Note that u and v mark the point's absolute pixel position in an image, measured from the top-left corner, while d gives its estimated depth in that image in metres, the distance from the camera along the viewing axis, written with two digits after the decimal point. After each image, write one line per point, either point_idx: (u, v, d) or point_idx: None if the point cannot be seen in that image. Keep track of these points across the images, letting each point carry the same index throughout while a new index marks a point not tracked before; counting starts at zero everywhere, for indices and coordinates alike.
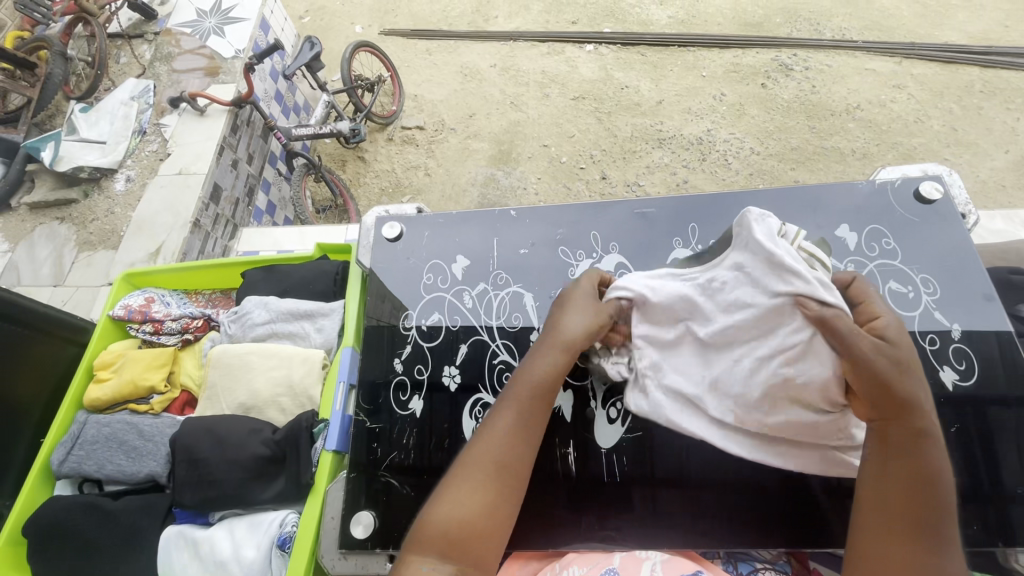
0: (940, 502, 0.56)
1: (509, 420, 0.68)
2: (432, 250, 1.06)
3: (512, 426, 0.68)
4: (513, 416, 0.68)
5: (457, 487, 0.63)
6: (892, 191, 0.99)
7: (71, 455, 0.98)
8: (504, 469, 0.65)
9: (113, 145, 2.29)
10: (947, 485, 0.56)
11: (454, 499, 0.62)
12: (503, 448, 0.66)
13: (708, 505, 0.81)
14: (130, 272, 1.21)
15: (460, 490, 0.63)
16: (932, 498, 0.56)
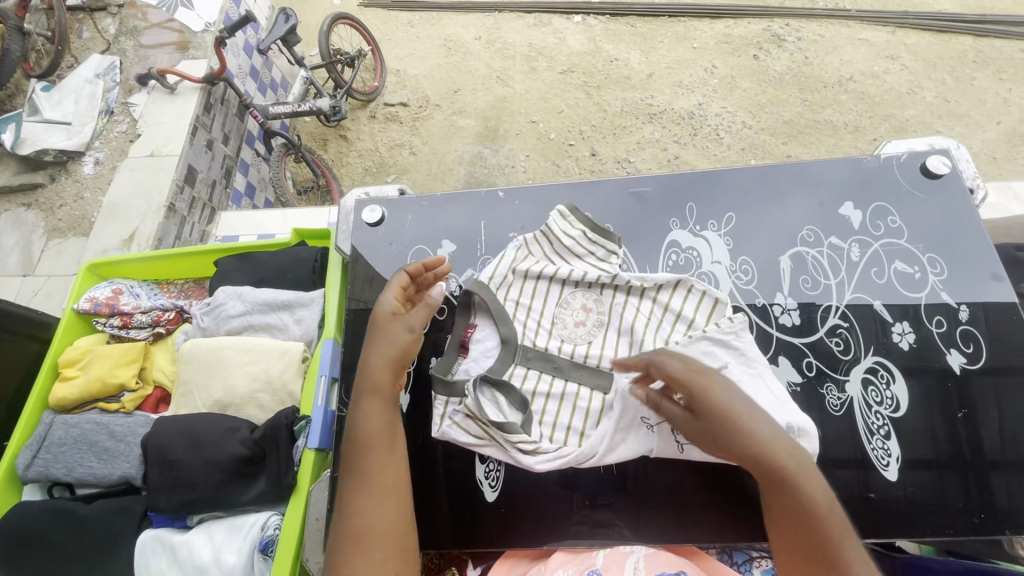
0: (827, 531, 0.54)
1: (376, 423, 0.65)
2: (417, 234, 1.00)
3: (384, 425, 0.66)
4: (383, 412, 0.66)
5: (359, 497, 0.61)
6: (898, 165, 0.95)
7: (37, 459, 0.93)
8: (396, 469, 0.64)
9: (79, 126, 2.17)
10: (828, 512, 0.55)
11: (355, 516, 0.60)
12: (387, 448, 0.65)
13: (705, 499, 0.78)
14: (95, 261, 1.13)
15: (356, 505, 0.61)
16: (818, 530, 0.54)
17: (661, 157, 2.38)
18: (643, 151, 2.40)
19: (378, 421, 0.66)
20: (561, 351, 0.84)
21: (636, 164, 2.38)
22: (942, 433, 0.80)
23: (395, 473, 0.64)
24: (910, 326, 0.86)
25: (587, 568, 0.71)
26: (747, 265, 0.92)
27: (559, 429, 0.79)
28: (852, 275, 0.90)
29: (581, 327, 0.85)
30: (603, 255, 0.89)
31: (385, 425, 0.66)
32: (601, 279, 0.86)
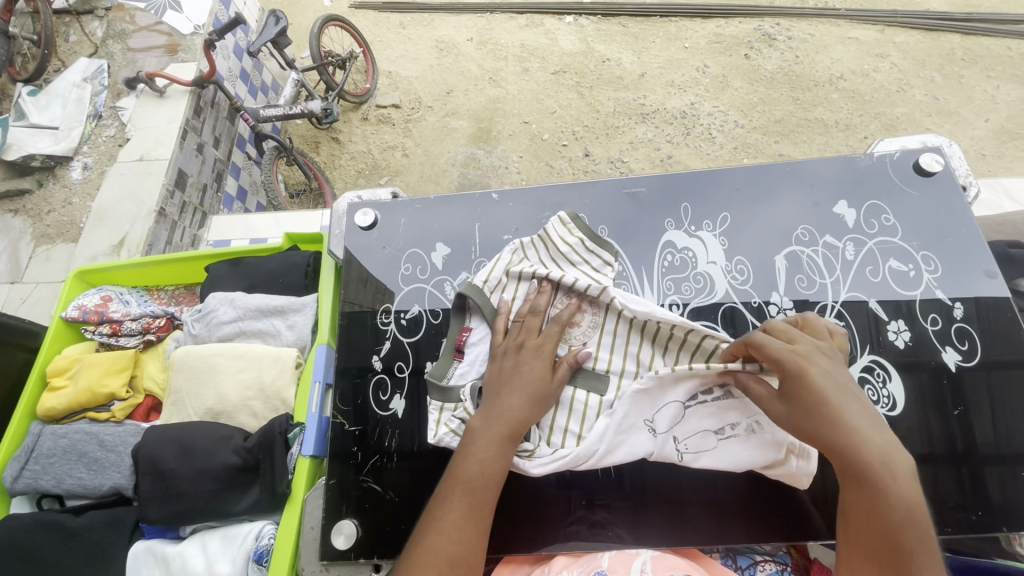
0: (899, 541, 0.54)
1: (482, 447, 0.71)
2: (410, 237, 0.99)
3: (491, 453, 0.71)
4: (495, 441, 0.71)
5: (439, 512, 0.67)
6: (892, 164, 0.95)
7: (26, 471, 0.91)
8: (488, 496, 0.68)
9: (67, 131, 2.14)
10: (907, 522, 0.55)
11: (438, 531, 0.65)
12: (488, 476, 0.69)
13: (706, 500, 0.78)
14: (83, 269, 1.12)
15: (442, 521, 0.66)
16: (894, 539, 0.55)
17: (654, 157, 2.39)
18: (636, 150, 2.41)
19: (487, 444, 0.71)
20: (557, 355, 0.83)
21: (629, 164, 2.38)
22: (939, 432, 0.80)
23: (487, 500, 0.68)
24: (905, 324, 0.86)
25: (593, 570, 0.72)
26: (742, 265, 0.91)
27: (557, 432, 0.78)
28: (847, 274, 0.90)
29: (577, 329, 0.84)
30: (598, 265, 0.87)
31: (497, 457, 0.71)
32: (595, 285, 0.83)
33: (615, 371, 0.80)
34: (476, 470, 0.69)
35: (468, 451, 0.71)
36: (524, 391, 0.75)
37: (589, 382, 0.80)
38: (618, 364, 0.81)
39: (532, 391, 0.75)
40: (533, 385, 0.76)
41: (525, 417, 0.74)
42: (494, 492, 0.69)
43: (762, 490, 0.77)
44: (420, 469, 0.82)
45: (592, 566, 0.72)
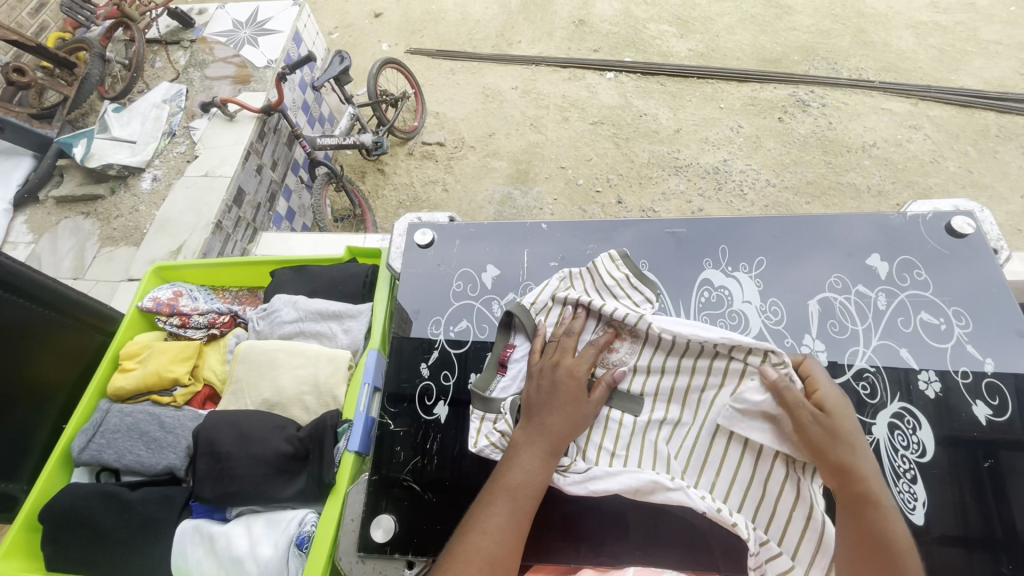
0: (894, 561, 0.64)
1: (529, 453, 0.76)
2: (463, 258, 1.07)
3: (536, 465, 0.75)
4: (539, 454, 0.76)
5: (485, 515, 0.71)
6: (924, 223, 1.00)
7: (91, 443, 0.99)
8: (530, 504, 0.72)
9: (144, 145, 2.34)
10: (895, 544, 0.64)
11: (483, 528, 0.69)
12: (532, 486, 0.73)
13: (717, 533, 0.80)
14: (160, 265, 1.23)
15: (489, 518, 0.70)
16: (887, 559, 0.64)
17: (685, 208, 2.47)
18: (668, 201, 2.49)
19: (532, 457, 0.76)
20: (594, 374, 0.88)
21: (660, 214, 2.47)
22: (968, 483, 0.81)
23: (528, 508, 0.72)
24: (936, 375, 0.88)
25: None
26: (776, 306, 0.96)
27: (591, 447, 0.82)
28: (879, 323, 0.94)
29: (614, 352, 0.89)
30: (639, 301, 0.92)
31: (541, 468, 0.75)
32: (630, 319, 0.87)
33: (647, 394, 0.85)
34: (520, 480, 0.74)
35: (514, 461, 0.75)
36: (561, 407, 0.79)
37: (624, 403, 0.85)
38: (652, 387, 0.85)
39: (571, 410, 0.79)
40: (574, 397, 0.80)
41: (565, 433, 0.78)
42: (536, 502, 0.73)
43: None
44: (458, 473, 0.87)
45: None
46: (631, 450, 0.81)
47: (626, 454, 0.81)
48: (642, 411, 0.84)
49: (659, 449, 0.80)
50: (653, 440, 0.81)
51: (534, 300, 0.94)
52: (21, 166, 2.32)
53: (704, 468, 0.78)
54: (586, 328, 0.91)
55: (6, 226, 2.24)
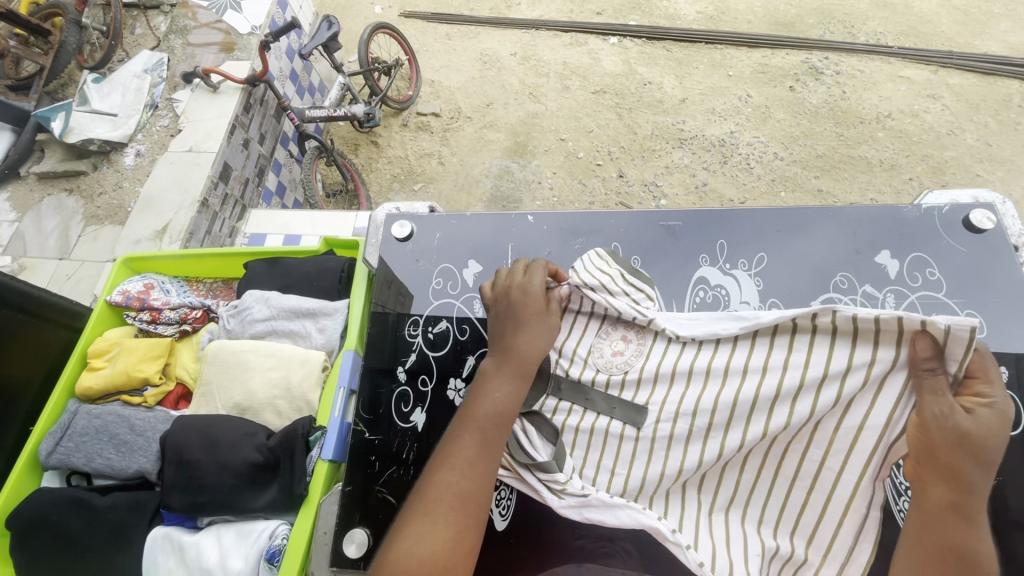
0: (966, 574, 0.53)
1: (466, 444, 0.65)
2: (443, 253, 1.00)
3: (472, 455, 0.64)
4: (477, 442, 0.65)
5: (413, 522, 0.60)
6: (940, 217, 0.92)
7: (59, 447, 0.95)
8: (469, 502, 0.62)
9: (124, 118, 2.24)
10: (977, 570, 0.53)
11: (415, 535, 0.59)
12: (471, 480, 0.63)
13: None
14: (130, 256, 1.17)
15: (421, 524, 0.60)
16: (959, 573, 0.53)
17: (688, 183, 2.37)
18: (671, 175, 2.39)
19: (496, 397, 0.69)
20: (593, 382, 0.76)
21: (663, 188, 2.37)
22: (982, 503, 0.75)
23: (466, 506, 0.61)
24: None
25: None
26: (776, 307, 0.90)
27: (590, 465, 0.73)
28: None
29: (620, 356, 0.77)
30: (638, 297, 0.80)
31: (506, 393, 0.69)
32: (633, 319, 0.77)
33: (654, 403, 0.72)
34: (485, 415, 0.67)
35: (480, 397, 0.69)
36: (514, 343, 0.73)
37: (627, 414, 0.73)
38: (660, 396, 0.72)
39: (525, 328, 0.74)
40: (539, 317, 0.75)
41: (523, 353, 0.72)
42: (476, 498, 0.62)
43: None
44: None
45: None
46: (635, 472, 0.71)
47: (630, 476, 0.71)
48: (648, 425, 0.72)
49: (670, 473, 0.69)
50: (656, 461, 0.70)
51: None
52: None
53: (723, 488, 0.69)
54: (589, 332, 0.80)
55: None
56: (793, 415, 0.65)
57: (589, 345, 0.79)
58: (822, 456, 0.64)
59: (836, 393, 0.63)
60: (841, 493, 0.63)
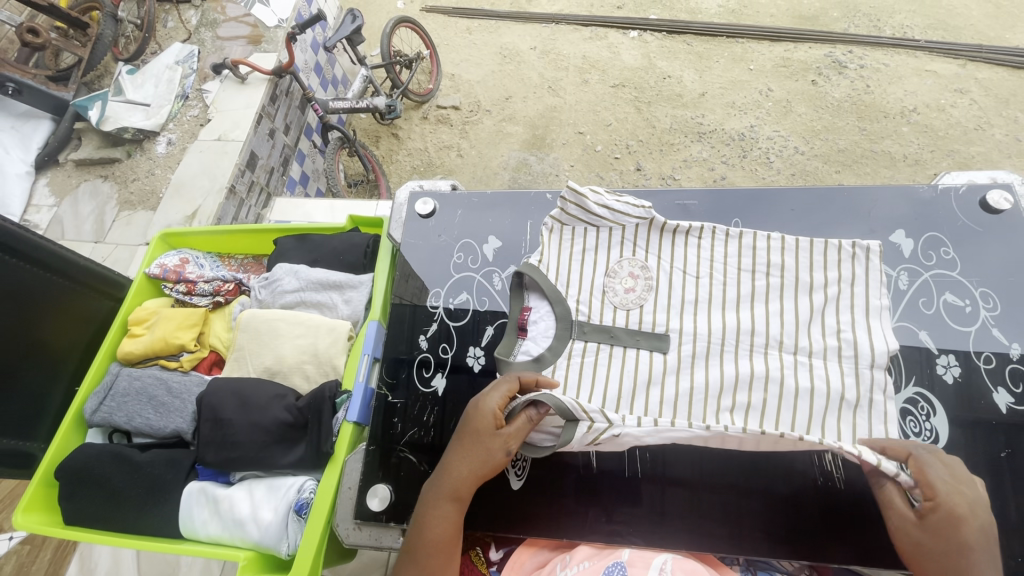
0: None
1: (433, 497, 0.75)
2: (463, 229, 1.04)
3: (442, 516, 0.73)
4: (441, 502, 0.74)
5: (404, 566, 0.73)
6: (956, 197, 0.93)
7: (103, 406, 1.02)
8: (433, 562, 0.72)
9: (157, 108, 2.32)
10: None
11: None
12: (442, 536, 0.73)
13: (705, 507, 0.80)
14: (167, 232, 1.23)
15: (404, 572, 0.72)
16: None
17: (706, 176, 2.38)
18: (688, 169, 2.40)
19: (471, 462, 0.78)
20: (615, 320, 0.86)
21: (680, 182, 2.38)
22: (985, 475, 0.77)
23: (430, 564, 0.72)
24: (957, 360, 0.83)
25: (612, 560, 0.74)
26: None
27: (625, 400, 0.80)
28: (898, 303, 0.88)
29: (631, 293, 0.87)
30: (638, 246, 0.90)
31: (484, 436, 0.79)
32: (636, 261, 0.89)
33: (673, 331, 0.84)
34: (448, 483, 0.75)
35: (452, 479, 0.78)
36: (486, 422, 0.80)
37: (650, 341, 0.84)
38: (678, 323, 0.84)
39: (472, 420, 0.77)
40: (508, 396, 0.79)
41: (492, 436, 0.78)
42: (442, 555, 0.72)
43: (765, 499, 0.79)
44: None
45: (613, 557, 0.75)
46: (665, 410, 0.79)
47: (662, 412, 0.79)
48: (671, 348, 0.83)
49: (694, 409, 0.78)
50: (676, 383, 0.80)
51: (548, 259, 0.91)
52: (41, 129, 2.32)
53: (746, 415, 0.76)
54: (600, 266, 0.90)
55: (29, 189, 2.26)
56: (786, 328, 0.80)
57: (600, 284, 0.89)
58: (832, 383, 0.75)
59: (821, 326, 0.79)
60: (846, 396, 0.74)
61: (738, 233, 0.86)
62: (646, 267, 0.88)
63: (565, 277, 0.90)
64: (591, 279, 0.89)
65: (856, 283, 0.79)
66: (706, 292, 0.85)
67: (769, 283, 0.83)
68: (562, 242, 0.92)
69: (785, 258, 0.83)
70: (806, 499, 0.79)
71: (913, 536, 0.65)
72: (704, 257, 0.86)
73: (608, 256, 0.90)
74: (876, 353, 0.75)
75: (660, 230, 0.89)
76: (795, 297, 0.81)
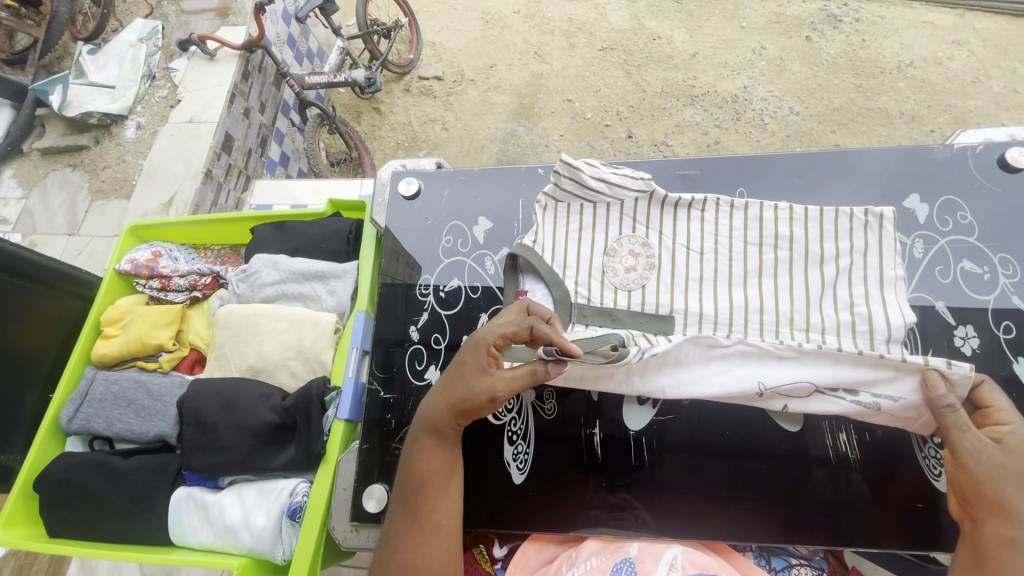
0: None
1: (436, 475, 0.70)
2: (452, 210, 0.97)
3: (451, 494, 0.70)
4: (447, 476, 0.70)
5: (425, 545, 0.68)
6: (973, 156, 0.87)
7: (79, 413, 0.97)
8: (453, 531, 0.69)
9: (123, 90, 2.18)
10: None
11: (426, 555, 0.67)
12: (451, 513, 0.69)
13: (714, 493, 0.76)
14: (135, 225, 1.15)
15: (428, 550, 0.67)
16: None
17: (700, 141, 2.30)
18: (682, 134, 2.32)
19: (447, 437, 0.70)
20: (617, 302, 0.82)
21: (673, 148, 2.31)
22: None
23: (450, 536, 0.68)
24: (975, 330, 0.80)
25: (621, 556, 0.71)
26: None
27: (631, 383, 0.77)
28: (913, 273, 0.84)
29: (632, 272, 0.83)
30: (638, 220, 0.84)
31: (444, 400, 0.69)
32: (636, 237, 0.83)
33: (677, 311, 0.79)
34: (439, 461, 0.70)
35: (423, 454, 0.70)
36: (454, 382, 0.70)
37: (655, 324, 0.79)
38: (682, 304, 0.79)
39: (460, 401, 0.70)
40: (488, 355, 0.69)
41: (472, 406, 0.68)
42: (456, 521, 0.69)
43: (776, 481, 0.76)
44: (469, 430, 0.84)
45: (620, 553, 0.71)
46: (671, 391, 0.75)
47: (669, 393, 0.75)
48: (676, 330, 0.78)
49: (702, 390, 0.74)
50: None
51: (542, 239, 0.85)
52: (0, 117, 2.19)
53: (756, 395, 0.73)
54: (598, 246, 0.84)
55: None
56: (796, 305, 0.75)
57: (599, 264, 0.84)
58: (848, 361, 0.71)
59: (834, 299, 0.74)
60: None
61: (744, 204, 0.81)
62: (647, 245, 0.83)
63: (562, 258, 0.84)
64: (588, 260, 0.84)
65: (868, 253, 0.74)
66: (713, 270, 0.80)
67: (778, 257, 0.78)
68: (557, 221, 0.86)
69: (794, 229, 0.78)
70: (817, 479, 0.75)
71: (993, 457, 0.59)
72: (708, 232, 0.81)
73: (607, 234, 0.84)
74: (892, 327, 0.71)
75: (660, 204, 0.83)
76: (806, 270, 0.76)
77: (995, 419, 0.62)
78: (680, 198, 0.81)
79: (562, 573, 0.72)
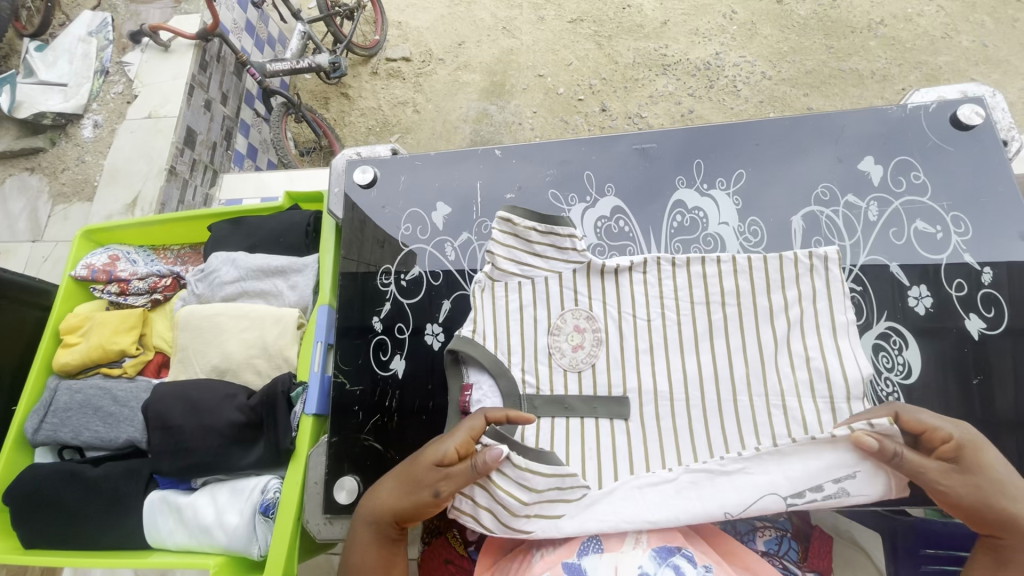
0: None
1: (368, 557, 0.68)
2: (409, 197, 0.96)
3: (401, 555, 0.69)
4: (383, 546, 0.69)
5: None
6: (926, 116, 0.88)
7: (45, 423, 0.95)
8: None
9: (75, 87, 2.09)
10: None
11: None
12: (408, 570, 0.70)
13: None
14: (88, 228, 1.12)
15: None
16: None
17: (673, 112, 2.28)
18: (655, 105, 2.30)
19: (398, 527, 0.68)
20: (567, 386, 0.77)
21: (647, 120, 2.29)
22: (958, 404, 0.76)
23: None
24: (929, 290, 0.81)
25: None
26: (756, 226, 0.87)
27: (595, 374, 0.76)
28: (869, 236, 0.85)
29: (580, 351, 0.77)
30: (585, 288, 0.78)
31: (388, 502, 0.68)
32: (580, 311, 0.78)
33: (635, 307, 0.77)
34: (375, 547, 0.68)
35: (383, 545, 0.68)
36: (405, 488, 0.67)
37: (610, 409, 0.75)
38: (635, 382, 0.75)
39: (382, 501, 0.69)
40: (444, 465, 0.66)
41: (417, 512, 0.67)
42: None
43: None
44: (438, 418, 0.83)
45: None
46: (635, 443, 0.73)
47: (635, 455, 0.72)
48: (631, 413, 0.74)
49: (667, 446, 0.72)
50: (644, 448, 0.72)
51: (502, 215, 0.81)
52: None
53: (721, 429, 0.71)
54: (542, 324, 0.78)
55: None
56: (751, 368, 0.72)
57: (544, 345, 0.78)
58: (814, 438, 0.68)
59: (790, 365, 0.71)
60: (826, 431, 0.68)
61: (687, 260, 0.76)
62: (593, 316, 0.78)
63: (505, 342, 0.78)
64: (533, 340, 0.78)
65: (817, 300, 0.70)
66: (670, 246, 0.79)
67: (726, 315, 0.74)
68: (497, 301, 0.79)
69: (739, 282, 0.73)
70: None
71: (960, 482, 0.60)
72: (652, 296, 0.77)
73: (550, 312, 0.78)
74: (850, 381, 0.68)
75: (599, 272, 0.78)
76: (758, 326, 0.72)
77: (939, 439, 0.61)
78: (617, 264, 0.77)
79: (533, 552, 0.71)
